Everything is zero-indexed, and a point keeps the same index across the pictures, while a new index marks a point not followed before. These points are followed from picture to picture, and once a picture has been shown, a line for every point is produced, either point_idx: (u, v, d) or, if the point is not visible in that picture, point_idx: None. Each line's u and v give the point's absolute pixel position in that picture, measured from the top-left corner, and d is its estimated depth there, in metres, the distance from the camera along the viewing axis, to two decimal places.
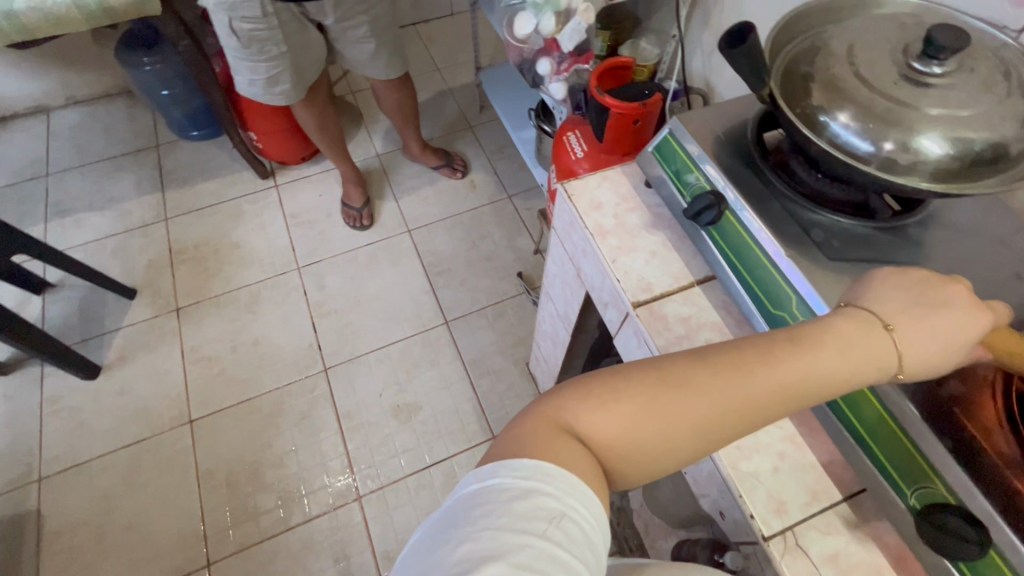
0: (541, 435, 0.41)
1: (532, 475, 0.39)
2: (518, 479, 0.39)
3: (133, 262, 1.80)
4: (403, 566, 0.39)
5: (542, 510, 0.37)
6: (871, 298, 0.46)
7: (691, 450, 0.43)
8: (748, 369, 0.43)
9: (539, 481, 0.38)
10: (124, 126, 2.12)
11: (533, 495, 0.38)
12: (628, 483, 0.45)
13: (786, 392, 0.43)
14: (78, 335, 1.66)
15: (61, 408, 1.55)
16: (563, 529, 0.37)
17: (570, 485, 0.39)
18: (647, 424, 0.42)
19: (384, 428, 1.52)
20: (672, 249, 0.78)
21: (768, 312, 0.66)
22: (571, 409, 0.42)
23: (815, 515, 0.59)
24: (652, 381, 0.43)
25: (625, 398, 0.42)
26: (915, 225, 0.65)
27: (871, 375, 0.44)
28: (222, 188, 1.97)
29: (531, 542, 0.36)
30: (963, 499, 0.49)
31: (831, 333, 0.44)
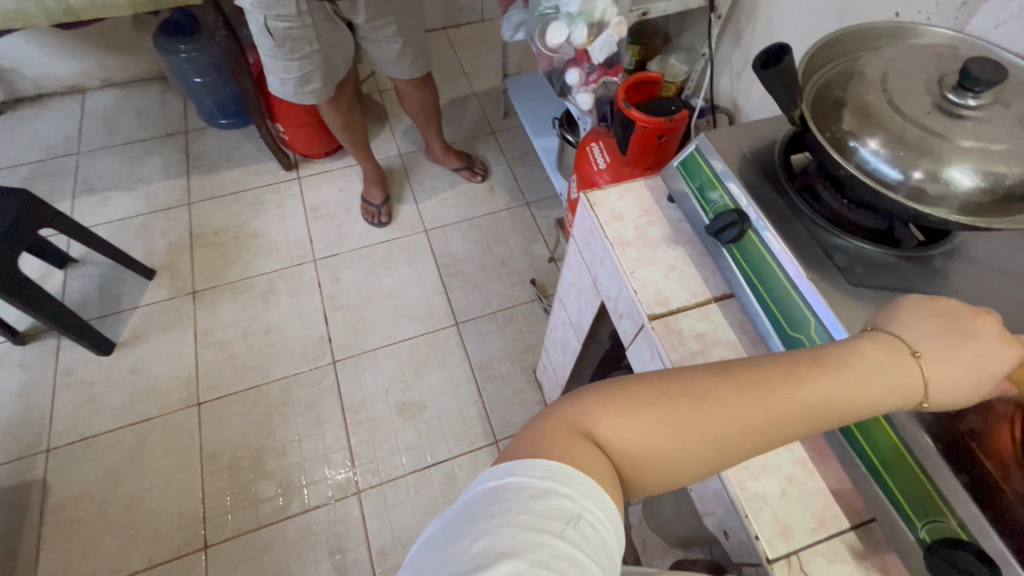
0: (558, 438, 0.42)
1: (550, 475, 0.39)
2: (536, 479, 0.39)
3: (154, 243, 1.83)
4: (416, 559, 0.39)
5: (559, 511, 0.38)
6: (897, 324, 0.46)
7: (707, 464, 0.43)
8: (770, 388, 0.43)
9: (557, 482, 0.39)
10: (156, 111, 2.17)
11: (551, 495, 0.38)
12: (642, 493, 0.45)
13: (807, 413, 0.43)
14: (96, 311, 1.69)
15: (74, 381, 1.57)
16: (579, 531, 0.37)
17: (588, 487, 0.39)
18: (667, 435, 0.42)
19: (388, 425, 1.53)
20: (691, 264, 0.78)
21: (785, 334, 0.66)
22: (591, 415, 0.43)
23: (822, 541, 0.58)
24: (674, 393, 0.43)
25: (644, 408, 0.42)
26: (940, 256, 0.64)
27: (893, 401, 0.44)
28: (246, 177, 2.00)
29: (548, 541, 0.36)
30: (976, 536, 0.48)
31: (855, 357, 0.44)
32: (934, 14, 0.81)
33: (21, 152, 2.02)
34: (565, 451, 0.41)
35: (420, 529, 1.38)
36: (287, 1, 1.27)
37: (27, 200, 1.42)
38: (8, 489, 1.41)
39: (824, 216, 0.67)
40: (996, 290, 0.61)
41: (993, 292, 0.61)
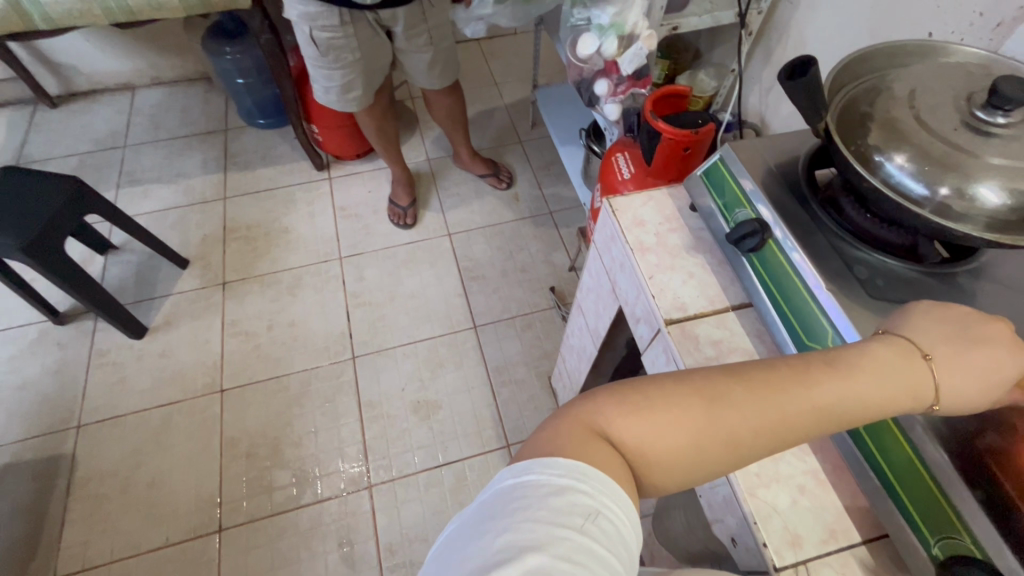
0: (573, 437, 0.43)
1: (568, 473, 0.40)
2: (553, 477, 0.40)
3: (190, 234, 1.91)
4: (438, 556, 0.40)
5: (579, 507, 0.39)
6: (911, 330, 0.47)
7: (722, 464, 0.43)
8: (782, 388, 0.43)
9: (575, 479, 0.40)
10: (199, 109, 2.27)
11: (569, 492, 0.39)
12: (657, 493, 0.45)
13: (822, 417, 0.43)
14: (132, 296, 1.76)
15: (107, 362, 1.64)
16: (598, 526, 0.38)
17: (604, 484, 0.40)
18: (680, 433, 0.42)
19: (403, 422, 1.55)
20: (710, 272, 0.78)
21: (801, 343, 0.66)
22: (605, 415, 0.44)
23: (832, 554, 0.57)
24: (686, 392, 0.44)
25: (657, 408, 0.43)
26: (964, 274, 0.64)
27: (907, 405, 0.44)
28: (279, 175, 2.07)
29: (569, 535, 0.37)
30: (990, 554, 0.47)
31: (869, 361, 0.45)
32: (968, 35, 0.81)
33: (72, 143, 2.13)
34: (580, 449, 0.42)
35: (429, 527, 1.39)
36: (330, 12, 1.32)
37: (77, 187, 1.49)
38: (38, 461, 1.47)
39: (847, 230, 0.67)
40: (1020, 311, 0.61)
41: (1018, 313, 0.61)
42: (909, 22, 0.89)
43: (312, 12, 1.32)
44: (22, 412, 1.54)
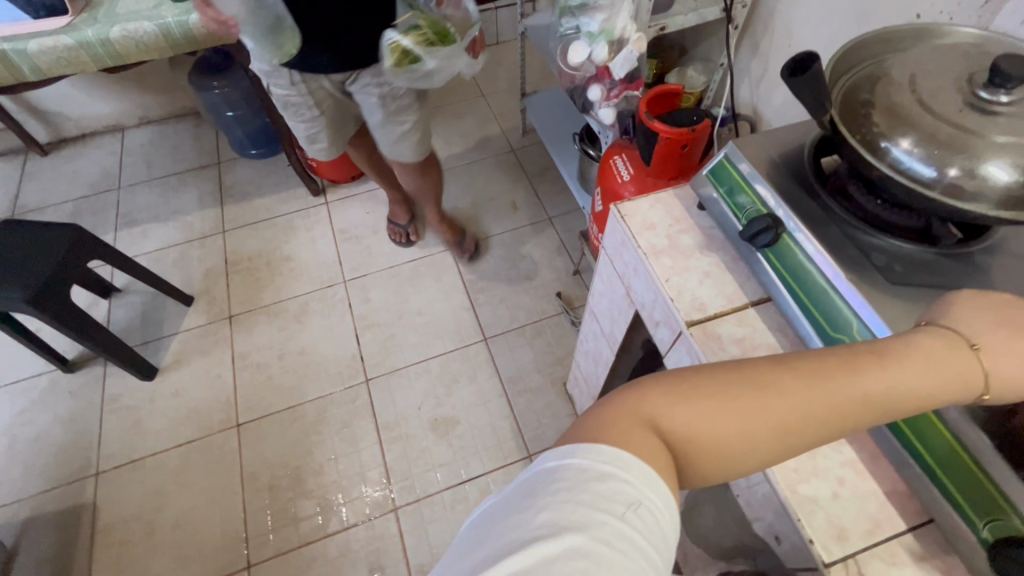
0: (613, 426, 0.42)
1: (611, 460, 0.40)
2: (596, 461, 0.40)
3: (192, 270, 1.91)
4: (478, 524, 0.41)
5: (620, 495, 0.39)
6: (955, 319, 0.47)
7: (771, 453, 0.43)
8: (830, 376, 0.43)
9: (617, 467, 0.40)
10: (190, 144, 2.27)
11: (611, 479, 0.39)
12: (700, 482, 0.45)
13: (870, 404, 0.43)
14: (139, 338, 1.76)
15: (120, 406, 1.63)
16: (640, 515, 0.39)
17: (646, 473, 0.40)
18: (728, 420, 0.42)
19: (422, 441, 1.55)
20: (725, 271, 0.79)
21: (826, 336, 0.66)
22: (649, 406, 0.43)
23: (879, 544, 0.57)
24: (735, 381, 0.44)
25: (701, 398, 0.43)
26: (980, 252, 0.64)
27: (953, 393, 0.44)
28: (276, 204, 2.07)
29: (608, 521, 0.37)
30: None
31: (913, 348, 0.45)
32: (957, 14, 0.81)
33: (66, 190, 2.13)
34: (626, 441, 0.41)
35: None
36: (281, 74, 1.29)
37: (75, 235, 1.48)
38: (60, 512, 1.46)
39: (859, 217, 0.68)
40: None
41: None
42: (896, 6, 0.90)
43: (267, 71, 1.30)
44: (40, 465, 1.53)
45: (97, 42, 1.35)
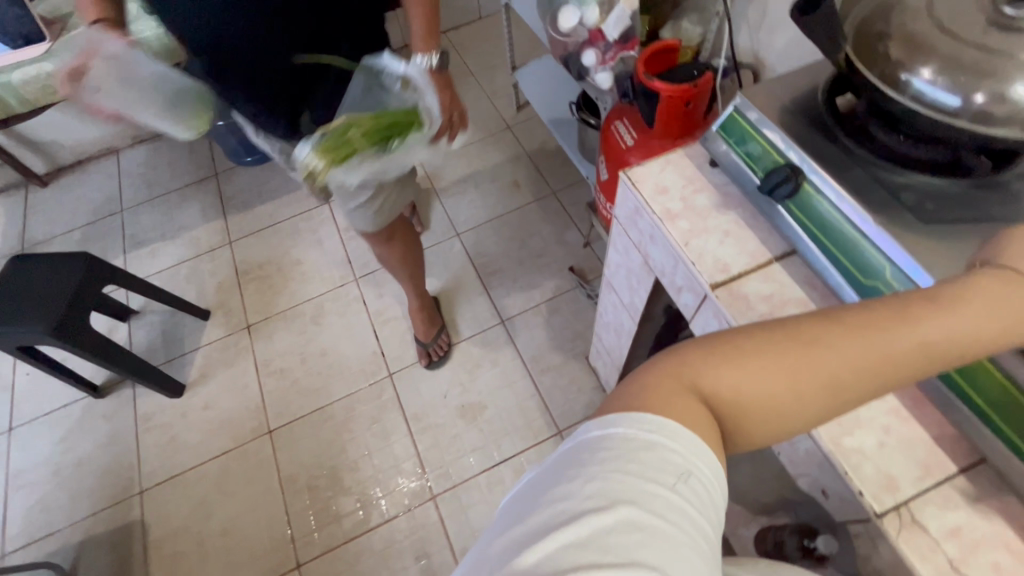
0: (655, 392, 0.42)
1: (657, 428, 0.39)
2: (643, 431, 0.39)
3: (205, 285, 1.91)
4: (522, 496, 0.41)
5: (669, 465, 0.38)
6: (1016, 255, 0.45)
7: (820, 410, 0.42)
8: (882, 327, 0.42)
9: (664, 435, 0.39)
10: (186, 158, 2.26)
11: (659, 448, 0.38)
12: (748, 445, 0.44)
13: (926, 351, 0.41)
14: (163, 357, 1.78)
15: (154, 425, 1.66)
16: (690, 487, 0.38)
17: (692, 440, 0.39)
18: (776, 381, 0.41)
19: (452, 429, 1.56)
20: (745, 227, 0.76)
21: (858, 284, 0.64)
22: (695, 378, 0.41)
23: (930, 490, 0.56)
24: (781, 338, 0.42)
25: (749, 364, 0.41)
26: (1015, 180, 0.61)
27: (1016, 334, 0.42)
28: (278, 209, 2.06)
29: (659, 492, 0.37)
30: None
31: (968, 290, 0.43)
32: None
33: (71, 218, 2.14)
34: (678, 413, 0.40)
35: None
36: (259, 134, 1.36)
37: (88, 264, 1.49)
38: (111, 532, 1.51)
39: (882, 156, 0.65)
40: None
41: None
42: None
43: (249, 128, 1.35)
44: (87, 488, 1.57)
45: None
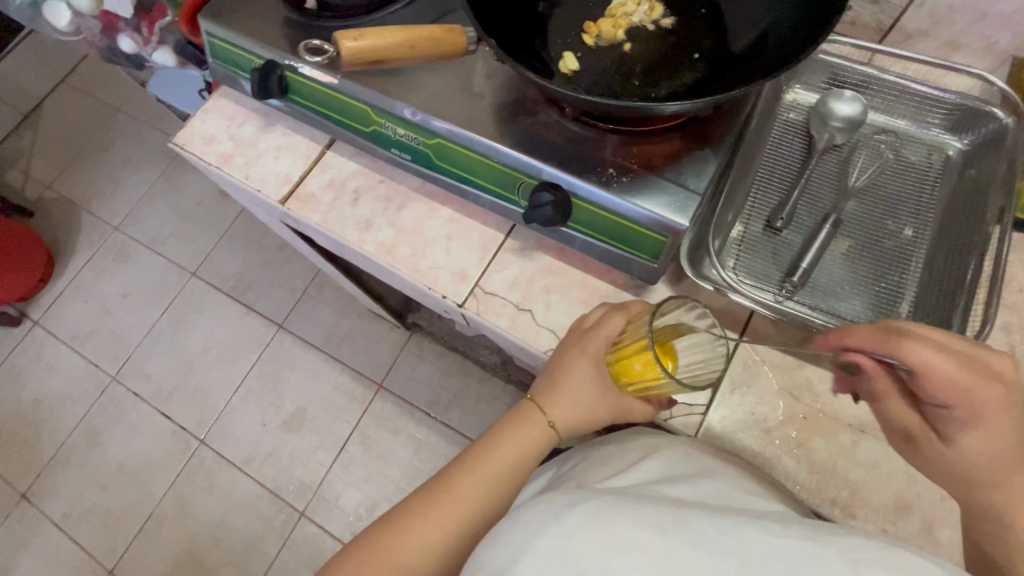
0: (524, 448, 0.51)
1: (577, 502, 0.37)
2: (574, 505, 0.37)
3: (90, 330, 1.61)
4: None
5: (607, 500, 0.37)
6: (768, 171, 0.65)
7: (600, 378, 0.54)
8: (635, 289, 0.61)
9: (584, 503, 0.37)
10: (21, 184, 1.78)
11: (585, 501, 0.37)
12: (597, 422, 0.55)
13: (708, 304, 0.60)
14: (60, 415, 1.53)
15: (63, 490, 1.46)
16: (645, 514, 0.36)
17: (600, 504, 0.37)
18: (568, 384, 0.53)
19: (411, 424, 1.43)
20: (492, 151, 0.57)
21: (621, 231, 0.56)
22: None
23: (732, 399, 0.56)
24: (558, 366, 0.54)
25: (410, 537, 0.46)
26: (781, 27, 0.54)
27: None
28: (166, 224, 1.71)
29: (616, 517, 0.35)
30: (930, 280, 0.58)
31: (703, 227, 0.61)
32: None
33: None
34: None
35: None
36: None
37: None
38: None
39: (631, 37, 0.58)
40: (820, 83, 0.67)
41: (821, 83, 0.67)
42: None
43: None
44: None
45: None
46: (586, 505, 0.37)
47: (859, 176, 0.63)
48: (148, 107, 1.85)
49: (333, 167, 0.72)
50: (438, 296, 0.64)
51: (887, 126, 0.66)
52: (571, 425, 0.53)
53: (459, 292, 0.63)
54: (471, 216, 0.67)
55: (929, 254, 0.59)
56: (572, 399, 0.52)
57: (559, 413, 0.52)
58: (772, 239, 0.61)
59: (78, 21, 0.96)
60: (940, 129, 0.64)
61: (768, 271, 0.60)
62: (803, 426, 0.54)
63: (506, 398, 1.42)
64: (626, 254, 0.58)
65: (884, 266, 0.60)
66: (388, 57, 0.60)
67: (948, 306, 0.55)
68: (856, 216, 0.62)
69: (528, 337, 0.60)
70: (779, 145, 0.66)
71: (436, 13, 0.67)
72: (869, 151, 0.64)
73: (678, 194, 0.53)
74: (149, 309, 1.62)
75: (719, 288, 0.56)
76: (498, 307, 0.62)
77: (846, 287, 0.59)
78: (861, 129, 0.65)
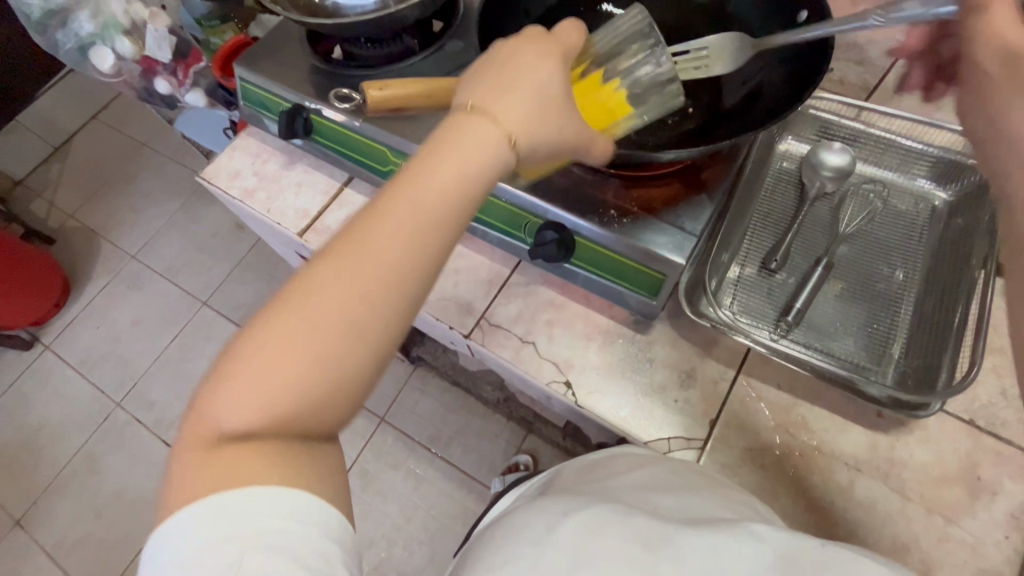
0: (465, 165, 0.35)
1: (573, 516, 0.40)
2: (572, 520, 0.40)
3: (99, 356, 1.64)
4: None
5: (599, 515, 0.40)
6: (763, 214, 0.68)
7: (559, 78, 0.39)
8: (637, 326, 0.63)
9: (580, 518, 0.40)
10: (45, 213, 1.84)
11: (579, 516, 0.40)
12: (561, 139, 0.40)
13: (707, 341, 0.62)
14: (62, 440, 1.53)
15: (57, 516, 1.45)
16: (632, 527, 0.38)
17: (593, 520, 0.39)
18: (514, 87, 0.38)
19: (410, 459, 1.42)
20: (501, 191, 0.61)
21: (622, 266, 0.59)
22: (242, 394, 0.31)
23: (729, 434, 0.57)
24: (499, 74, 0.38)
25: (299, 321, 0.31)
26: (772, 84, 0.59)
27: None
28: (181, 255, 1.76)
29: (604, 535, 0.37)
30: (921, 324, 0.60)
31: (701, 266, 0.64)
32: None
33: None
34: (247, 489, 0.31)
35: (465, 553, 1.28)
36: None
37: None
38: None
39: None
40: (811, 135, 0.71)
41: (812, 135, 0.71)
42: None
43: None
44: None
45: (32, 30, 1.00)
46: (582, 518, 0.40)
47: (850, 222, 0.66)
48: (172, 143, 1.94)
49: (350, 202, 0.76)
50: (445, 326, 0.66)
51: (875, 176, 0.69)
52: (534, 139, 0.38)
53: (465, 324, 0.65)
54: (478, 251, 0.70)
55: (919, 299, 0.61)
56: (516, 98, 0.37)
57: (510, 121, 0.37)
58: (767, 279, 0.64)
59: (120, 63, 1.01)
60: (926, 181, 0.68)
61: (764, 310, 0.62)
62: (798, 463, 0.55)
63: (506, 435, 1.41)
64: (627, 291, 0.60)
65: (877, 308, 0.62)
66: (407, 105, 0.65)
67: (939, 351, 0.57)
68: (847, 258, 0.64)
69: (531, 368, 0.62)
70: (773, 191, 0.69)
71: (453, 65, 0.73)
72: (859, 199, 0.68)
73: (676, 234, 0.56)
74: (159, 337, 1.65)
75: (717, 326, 0.58)
76: (502, 339, 0.64)
77: (840, 328, 0.61)
78: (851, 179, 0.69)
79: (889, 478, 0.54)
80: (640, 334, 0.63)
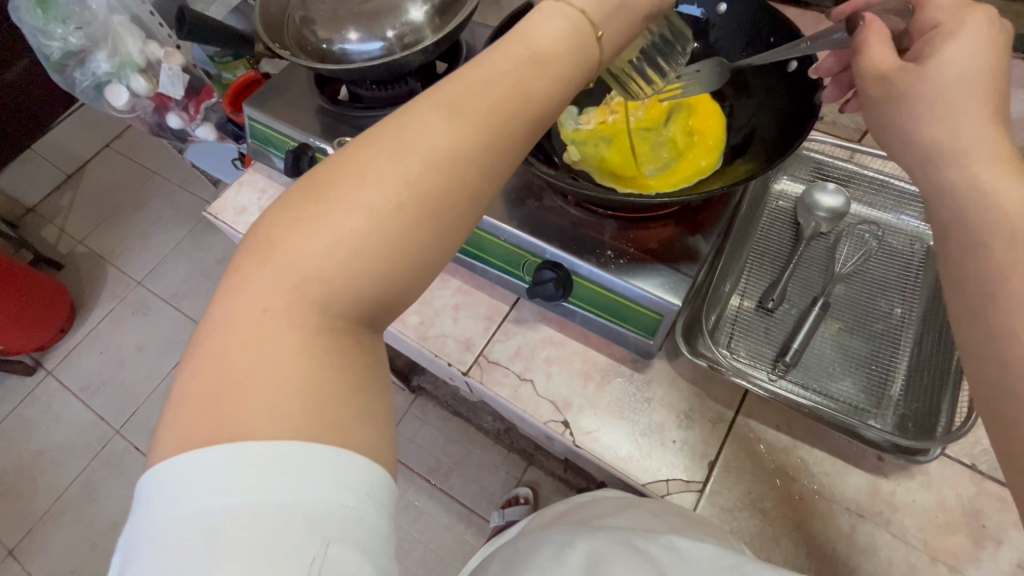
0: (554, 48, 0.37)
1: (579, 546, 0.47)
2: (579, 551, 0.46)
3: (102, 382, 1.64)
4: None
5: (602, 542, 0.46)
6: (760, 252, 0.69)
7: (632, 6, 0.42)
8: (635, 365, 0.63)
9: (585, 547, 0.47)
10: (56, 239, 1.87)
11: (584, 546, 0.47)
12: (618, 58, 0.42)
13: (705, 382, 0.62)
14: (61, 467, 1.53)
15: (53, 545, 1.43)
16: (630, 549, 0.45)
17: (598, 547, 0.46)
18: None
19: (409, 490, 1.40)
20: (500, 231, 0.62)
21: (618, 307, 0.59)
22: (324, 212, 0.31)
23: (728, 477, 0.56)
24: None
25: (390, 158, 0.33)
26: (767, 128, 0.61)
27: None
28: (187, 281, 1.78)
29: (606, 559, 0.44)
30: (918, 365, 0.60)
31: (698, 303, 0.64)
32: None
33: None
34: (275, 407, 0.28)
35: None
36: None
37: None
38: None
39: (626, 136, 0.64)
40: (805, 176, 0.72)
41: (807, 176, 0.72)
42: None
43: None
44: None
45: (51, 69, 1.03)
46: (587, 548, 0.46)
47: (845, 263, 0.67)
48: (182, 171, 1.98)
49: None
50: (444, 362, 0.66)
51: (870, 218, 0.70)
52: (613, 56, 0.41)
53: (464, 360, 0.66)
54: (479, 288, 0.71)
55: (917, 337, 0.62)
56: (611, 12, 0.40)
57: (604, 18, 0.39)
58: (765, 318, 0.64)
59: (134, 101, 1.05)
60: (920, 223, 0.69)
61: (761, 349, 0.62)
62: (799, 506, 0.55)
63: (507, 466, 1.40)
64: (625, 331, 0.61)
65: (875, 347, 0.62)
66: None
67: (939, 393, 0.56)
68: (844, 297, 0.65)
69: (529, 407, 0.62)
70: (769, 230, 0.70)
71: None
72: (854, 239, 0.68)
73: (673, 275, 0.56)
74: (163, 363, 1.66)
75: (716, 366, 0.58)
76: (501, 376, 0.64)
77: (837, 367, 0.61)
78: (845, 220, 0.70)
79: (891, 525, 0.53)
80: (639, 372, 0.63)
